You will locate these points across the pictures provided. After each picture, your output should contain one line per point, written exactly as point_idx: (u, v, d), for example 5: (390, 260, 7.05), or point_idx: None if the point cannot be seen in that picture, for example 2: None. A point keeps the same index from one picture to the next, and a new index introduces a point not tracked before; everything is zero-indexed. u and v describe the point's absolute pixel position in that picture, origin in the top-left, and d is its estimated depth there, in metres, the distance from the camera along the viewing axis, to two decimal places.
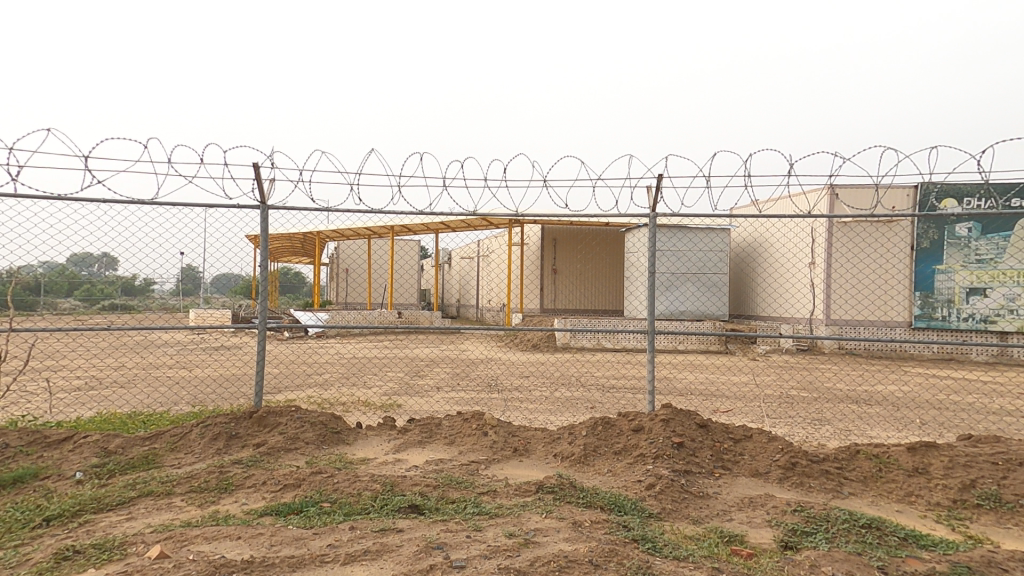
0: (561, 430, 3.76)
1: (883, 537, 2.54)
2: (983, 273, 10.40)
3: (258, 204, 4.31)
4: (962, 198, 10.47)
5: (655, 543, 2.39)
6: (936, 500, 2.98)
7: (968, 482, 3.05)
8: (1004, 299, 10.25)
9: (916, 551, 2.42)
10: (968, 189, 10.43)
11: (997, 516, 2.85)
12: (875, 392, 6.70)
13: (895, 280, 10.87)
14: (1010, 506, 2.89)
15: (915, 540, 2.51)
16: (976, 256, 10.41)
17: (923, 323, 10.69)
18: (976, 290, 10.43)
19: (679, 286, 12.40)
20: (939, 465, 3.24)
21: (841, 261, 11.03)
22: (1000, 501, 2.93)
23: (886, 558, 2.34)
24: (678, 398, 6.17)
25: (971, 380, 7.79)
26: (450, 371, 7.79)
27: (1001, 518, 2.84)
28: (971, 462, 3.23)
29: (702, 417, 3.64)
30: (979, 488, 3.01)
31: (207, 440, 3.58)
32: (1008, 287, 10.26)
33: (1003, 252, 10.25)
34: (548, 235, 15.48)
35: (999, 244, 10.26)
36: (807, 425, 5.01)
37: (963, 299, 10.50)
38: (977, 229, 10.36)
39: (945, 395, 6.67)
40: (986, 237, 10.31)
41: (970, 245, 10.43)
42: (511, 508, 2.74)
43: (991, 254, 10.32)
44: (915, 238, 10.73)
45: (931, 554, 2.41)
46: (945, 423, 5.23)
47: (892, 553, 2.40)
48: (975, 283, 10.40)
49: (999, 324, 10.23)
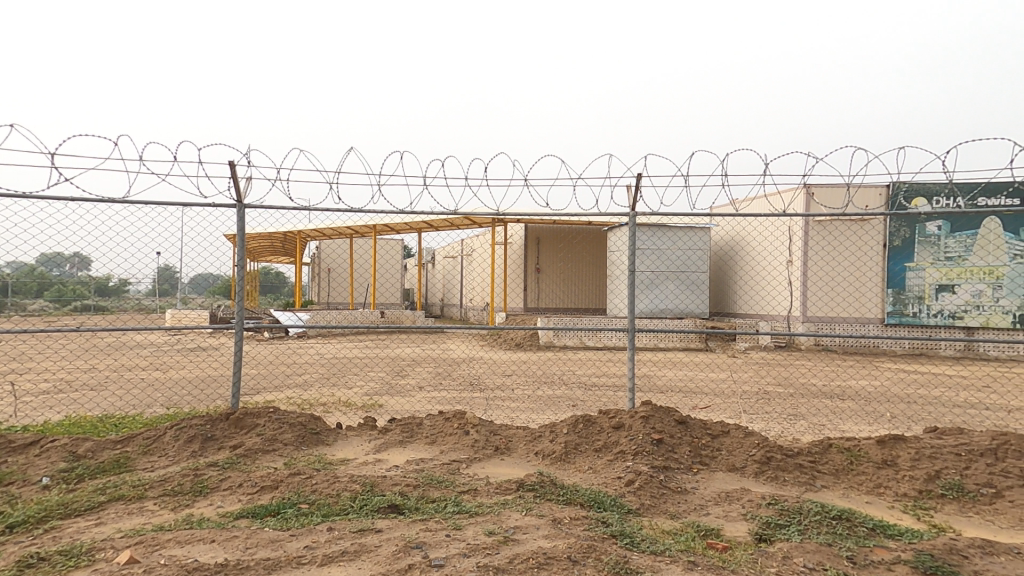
0: (543, 428, 3.78)
1: (851, 527, 2.60)
2: (951, 271, 10.65)
3: (234, 203, 4.25)
4: (931, 197, 10.74)
5: (633, 539, 2.42)
6: (903, 491, 3.06)
7: (933, 474, 3.14)
8: (970, 296, 10.51)
9: (883, 541, 2.49)
10: (936, 188, 10.68)
11: (964, 505, 2.94)
12: (847, 387, 6.85)
13: (869, 278, 11.13)
14: (971, 496, 2.98)
15: (882, 530, 2.58)
16: (945, 254, 10.69)
17: (895, 320, 10.93)
18: (944, 286, 10.69)
19: (660, 284, 12.53)
20: (906, 457, 3.33)
21: (817, 260, 11.26)
22: (963, 491, 3.02)
23: (854, 548, 2.40)
24: (659, 395, 6.23)
25: (940, 374, 7.99)
26: (432, 370, 7.76)
27: (963, 507, 2.93)
28: (937, 454, 3.31)
29: (681, 413, 3.67)
30: (943, 479, 3.11)
31: (181, 442, 3.52)
32: (974, 284, 10.50)
33: (969, 250, 10.51)
34: (531, 233, 15.51)
35: (967, 241, 10.53)
36: (783, 420, 5.11)
37: (932, 296, 10.77)
38: (946, 227, 10.64)
39: (914, 389, 6.85)
40: (954, 236, 10.60)
41: (940, 243, 10.71)
42: (491, 507, 2.74)
43: (959, 252, 10.59)
44: (887, 237, 11.00)
45: (896, 544, 2.47)
46: (913, 416, 5.37)
47: (859, 543, 2.46)
48: (944, 281, 10.67)
49: (965, 320, 10.53)
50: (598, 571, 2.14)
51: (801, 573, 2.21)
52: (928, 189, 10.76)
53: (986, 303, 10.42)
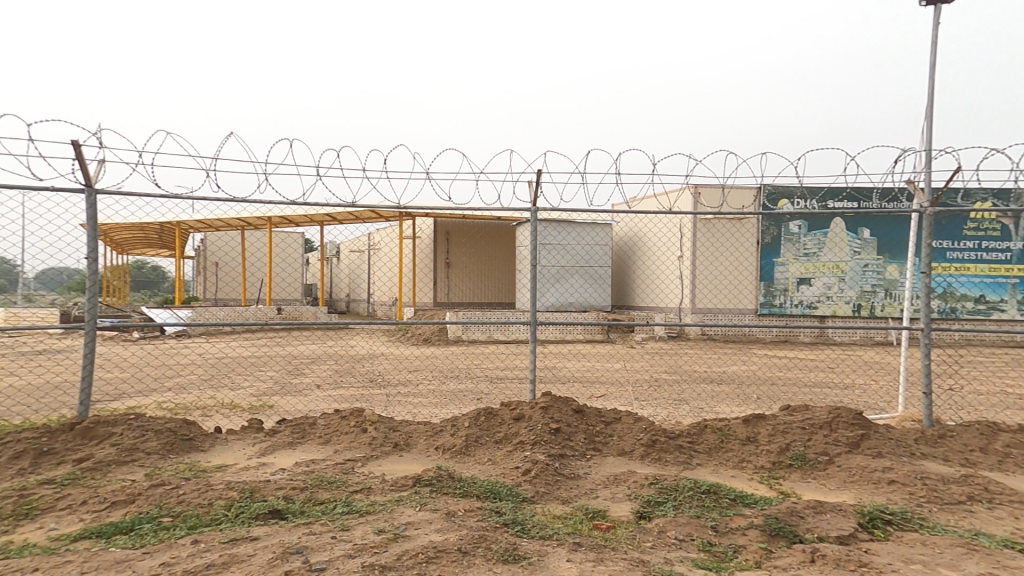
0: (444, 422, 3.76)
1: (717, 499, 2.84)
2: (809, 265, 11.98)
3: (83, 187, 3.79)
4: (793, 198, 11.95)
5: (523, 526, 2.48)
6: (761, 463, 3.40)
7: (784, 446, 3.52)
8: (823, 288, 11.93)
9: (741, 509, 2.74)
10: (796, 190, 11.91)
11: (807, 472, 3.33)
12: (728, 372, 7.53)
13: (747, 272, 12.21)
14: (812, 463, 3.38)
15: (742, 500, 2.84)
16: (805, 250, 11.98)
17: (766, 309, 12.10)
18: (804, 279, 12.00)
19: (565, 279, 12.93)
20: (765, 433, 3.69)
21: (703, 255, 12.15)
22: (806, 460, 3.42)
23: (718, 518, 2.63)
24: (560, 386, 6.46)
25: (801, 358, 9.00)
26: (331, 368, 7.47)
27: (806, 473, 3.32)
28: (787, 428, 3.71)
29: (578, 402, 3.81)
30: (792, 450, 3.49)
31: (7, 459, 3.10)
32: (826, 277, 11.93)
33: (823, 246, 11.91)
34: (440, 228, 15.37)
35: (821, 239, 11.92)
36: (670, 405, 5.49)
37: (794, 288, 12.04)
38: (804, 227, 11.95)
39: (782, 372, 7.69)
40: (811, 234, 11.93)
41: (801, 241, 11.99)
42: (383, 505, 2.68)
43: (815, 248, 11.94)
44: (759, 234, 12.13)
45: (752, 511, 2.74)
46: (780, 396, 6.01)
47: (723, 513, 2.69)
48: (803, 274, 11.97)
49: (820, 309, 11.95)
50: (487, 560, 2.17)
51: (671, 545, 2.39)
52: (790, 191, 11.97)
53: (835, 293, 11.88)
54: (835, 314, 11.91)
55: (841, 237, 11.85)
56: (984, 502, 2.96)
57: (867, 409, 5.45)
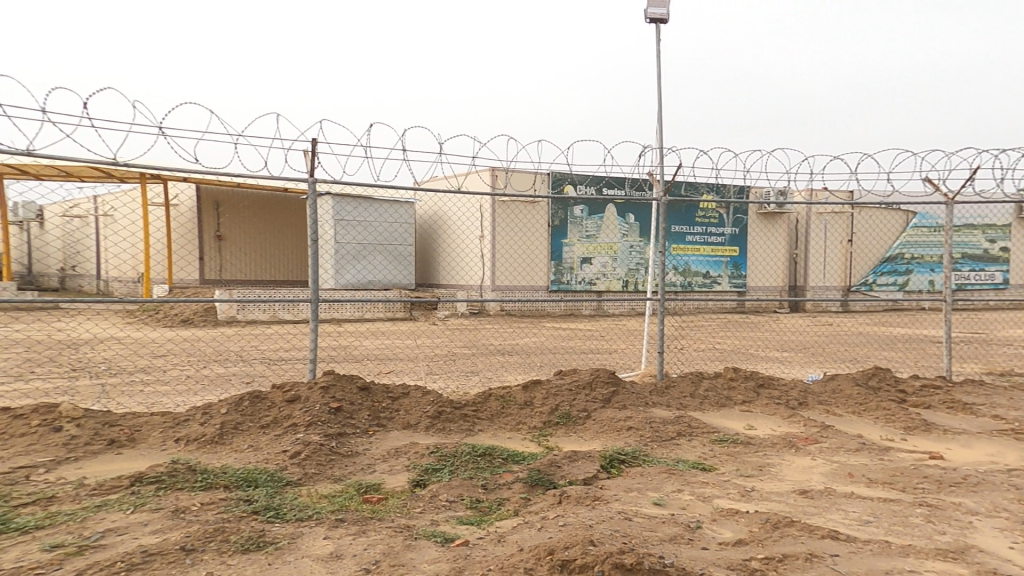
0: (191, 411, 3.43)
1: (491, 460, 3.08)
2: (589, 246, 13.58)
3: None
4: (575, 185, 13.35)
5: (276, 511, 2.39)
6: (534, 424, 3.78)
7: (554, 407, 3.96)
8: (601, 266, 13.68)
9: (510, 467, 3.02)
10: (578, 177, 13.32)
11: (570, 427, 3.80)
12: (518, 344, 8.14)
13: (540, 252, 13.29)
14: (574, 419, 3.86)
15: (512, 458, 3.13)
16: (586, 233, 13.53)
17: (556, 286, 13.38)
18: (586, 258, 13.59)
19: (365, 257, 12.52)
20: (540, 396, 4.08)
21: (502, 236, 12.86)
22: (570, 417, 3.89)
23: (488, 477, 2.87)
24: (347, 364, 6.28)
25: (578, 329, 10.14)
26: (46, 358, 6.10)
27: (571, 429, 3.79)
28: (558, 391, 4.15)
29: (363, 379, 3.75)
30: (560, 410, 3.94)
31: None
32: (603, 256, 13.68)
33: (600, 230, 13.60)
34: (207, 195, 13.57)
35: (598, 223, 13.58)
36: (460, 377, 5.74)
37: (578, 266, 13.57)
38: (585, 211, 13.48)
39: (566, 341, 8.58)
40: (591, 218, 13.51)
41: (583, 224, 13.50)
42: (75, 514, 2.33)
43: (594, 231, 13.57)
44: (549, 217, 13.28)
45: (520, 466, 3.04)
46: (559, 363, 6.71)
47: (494, 471, 2.94)
48: (585, 254, 13.54)
49: (598, 285, 13.70)
50: (219, 554, 2.05)
51: (441, 507, 2.54)
52: (573, 179, 13.35)
53: (609, 271, 13.75)
54: (610, 289, 13.80)
55: (614, 221, 13.67)
56: (688, 435, 3.80)
57: (620, 368, 6.54)
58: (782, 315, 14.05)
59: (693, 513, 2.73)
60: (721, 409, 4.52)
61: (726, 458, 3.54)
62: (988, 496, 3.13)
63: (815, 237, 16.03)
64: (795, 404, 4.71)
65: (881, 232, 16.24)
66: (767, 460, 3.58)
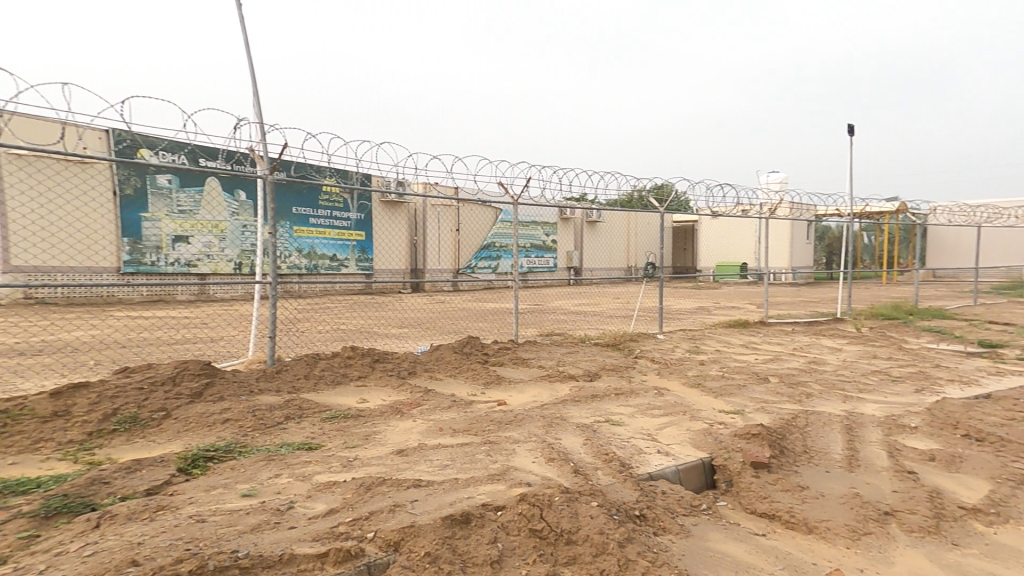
0: None
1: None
2: (185, 222, 14.05)
3: None
4: (156, 151, 13.57)
5: None
6: (71, 438, 3.83)
7: (112, 412, 4.12)
8: (202, 247, 14.35)
9: (12, 501, 2.96)
10: (158, 143, 13.60)
11: (134, 431, 4.04)
12: (53, 342, 7.61)
13: (101, 227, 12.78)
14: (139, 422, 4.12)
15: (21, 489, 3.10)
16: (178, 207, 13.92)
17: (132, 268, 13.18)
18: (180, 237, 14.01)
19: None
20: (84, 403, 4.18)
21: (28, 200, 11.39)
22: (134, 420, 4.12)
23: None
24: None
25: (162, 317, 10.08)
26: None
27: (131, 433, 4.01)
28: (120, 393, 4.36)
29: None
30: (121, 415, 4.12)
31: None
32: (203, 236, 14.39)
33: (197, 206, 14.20)
34: None
35: (195, 198, 14.11)
36: None
37: (170, 246, 13.86)
38: (175, 183, 13.82)
39: (140, 333, 8.40)
40: (183, 191, 13.93)
41: (172, 197, 13.81)
42: None
43: (189, 206, 14.09)
44: (119, 185, 13.03)
45: (30, 497, 3.02)
46: (113, 359, 6.68)
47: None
48: (178, 232, 13.96)
49: (199, 267, 14.32)
50: None
51: None
52: (151, 144, 13.55)
53: (212, 252, 14.55)
54: (214, 270, 14.56)
55: (212, 197, 14.36)
56: (295, 418, 4.53)
57: (223, 356, 6.82)
58: (403, 294, 16.16)
59: (286, 496, 3.17)
60: (337, 386, 5.40)
61: (335, 434, 4.32)
62: (521, 430, 4.71)
63: (427, 232, 18.31)
64: (405, 372, 5.93)
65: (475, 226, 19.49)
66: (373, 428, 4.52)
